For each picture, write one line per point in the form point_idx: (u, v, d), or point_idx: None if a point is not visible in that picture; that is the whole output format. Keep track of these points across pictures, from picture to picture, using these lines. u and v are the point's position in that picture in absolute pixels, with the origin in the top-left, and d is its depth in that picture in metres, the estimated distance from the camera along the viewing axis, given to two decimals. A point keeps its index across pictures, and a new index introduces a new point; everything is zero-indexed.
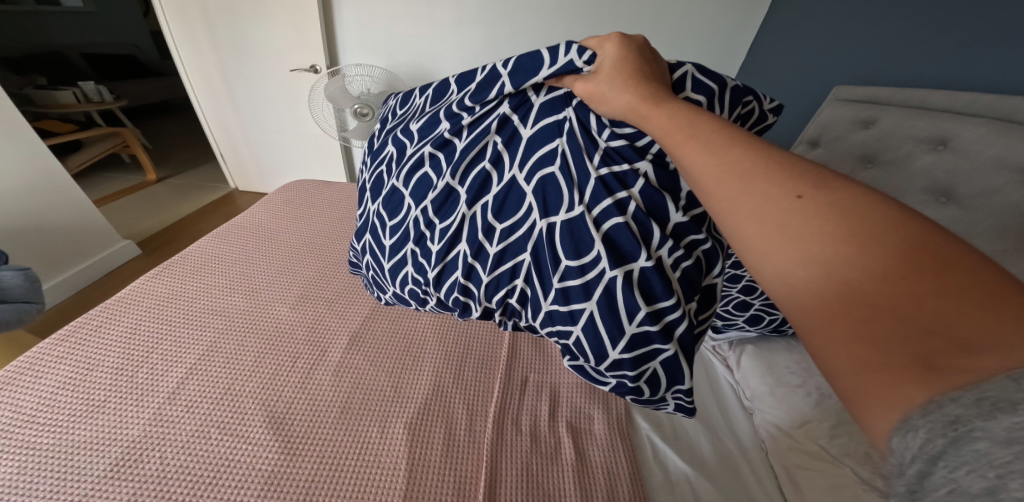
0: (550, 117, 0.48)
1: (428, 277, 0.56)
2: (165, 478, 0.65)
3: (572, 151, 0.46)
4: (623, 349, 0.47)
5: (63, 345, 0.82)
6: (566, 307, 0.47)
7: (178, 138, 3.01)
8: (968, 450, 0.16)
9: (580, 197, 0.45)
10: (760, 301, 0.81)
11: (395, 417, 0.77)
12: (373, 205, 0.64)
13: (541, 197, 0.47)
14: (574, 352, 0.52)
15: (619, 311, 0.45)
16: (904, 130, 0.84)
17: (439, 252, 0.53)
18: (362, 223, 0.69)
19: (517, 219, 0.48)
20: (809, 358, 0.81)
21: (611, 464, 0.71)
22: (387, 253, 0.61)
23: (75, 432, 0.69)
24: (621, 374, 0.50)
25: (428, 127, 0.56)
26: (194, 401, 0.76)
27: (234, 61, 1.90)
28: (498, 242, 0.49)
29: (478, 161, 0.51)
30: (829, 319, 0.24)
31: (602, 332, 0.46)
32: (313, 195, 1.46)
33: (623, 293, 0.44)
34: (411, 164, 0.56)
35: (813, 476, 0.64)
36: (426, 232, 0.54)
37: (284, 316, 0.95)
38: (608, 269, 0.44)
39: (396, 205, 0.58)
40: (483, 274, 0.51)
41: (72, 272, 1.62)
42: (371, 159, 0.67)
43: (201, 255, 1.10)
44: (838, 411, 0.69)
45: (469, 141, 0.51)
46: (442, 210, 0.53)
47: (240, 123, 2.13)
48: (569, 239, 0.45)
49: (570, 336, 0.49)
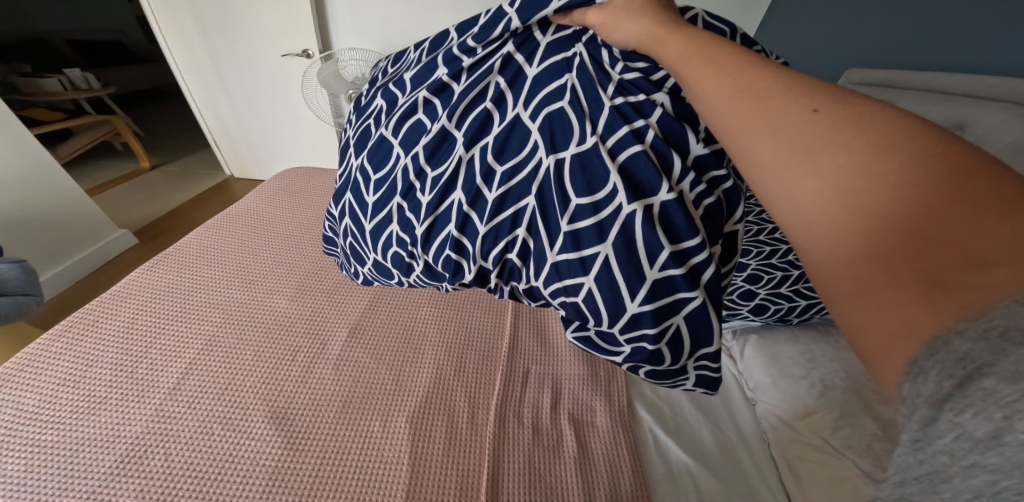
0: (557, 55, 0.45)
1: (416, 234, 0.51)
2: (171, 474, 0.65)
3: (583, 84, 0.43)
4: (643, 299, 0.41)
5: (61, 340, 0.82)
6: (575, 253, 0.42)
7: (171, 125, 2.95)
8: (972, 388, 0.15)
9: (592, 128, 0.42)
10: (766, 289, 0.79)
11: (397, 411, 0.76)
12: (358, 159, 0.60)
13: (548, 135, 0.43)
14: (582, 313, 0.45)
15: (638, 252, 0.40)
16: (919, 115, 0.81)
17: (431, 202, 0.49)
18: (342, 184, 0.64)
19: (520, 160, 0.45)
20: (814, 347, 0.79)
21: (612, 455, 0.72)
22: (370, 212, 0.57)
23: (78, 429, 0.69)
24: (638, 339, 0.43)
25: (424, 73, 0.54)
26: (196, 396, 0.76)
27: (223, 45, 1.83)
28: (499, 187, 0.45)
29: (477, 103, 0.48)
30: (845, 255, 0.22)
31: (620, 279, 0.41)
32: (308, 184, 1.42)
33: (642, 230, 0.40)
34: (403, 111, 0.53)
35: (815, 468, 0.65)
36: (416, 181, 0.51)
37: (282, 309, 0.94)
38: (625, 203, 0.40)
39: (384, 155, 0.55)
40: (479, 224, 0.46)
41: (70, 264, 1.61)
42: (358, 116, 0.64)
43: (196, 247, 1.09)
44: (841, 403, 0.67)
45: (469, 83, 0.48)
46: (434, 157, 0.49)
47: (232, 110, 2.07)
48: (580, 174, 0.41)
49: (579, 291, 0.43)
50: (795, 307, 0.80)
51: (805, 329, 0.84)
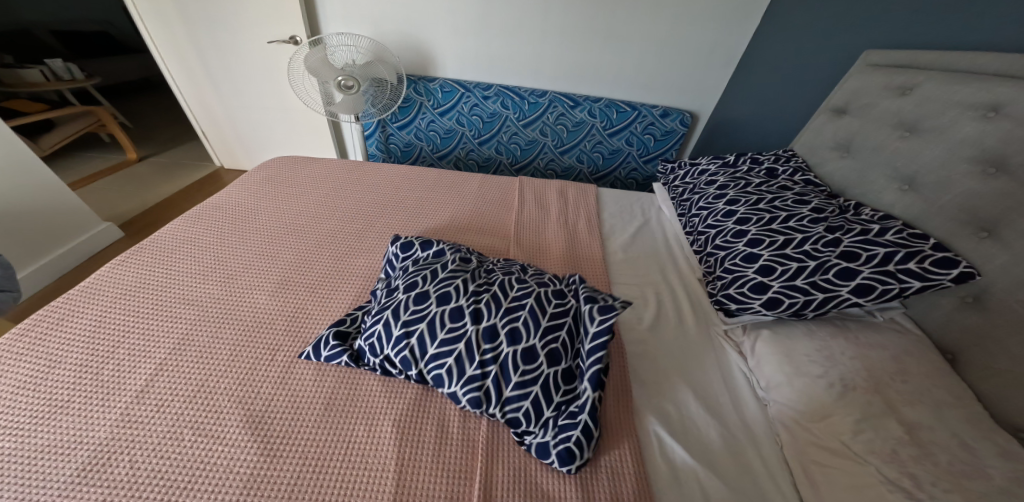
0: (529, 289, 0.78)
1: (427, 353, 0.71)
2: (136, 484, 0.60)
3: (541, 303, 0.75)
4: (555, 408, 0.67)
5: (22, 341, 0.76)
6: (519, 390, 0.66)
7: (160, 118, 2.88)
8: None
9: (543, 322, 0.72)
10: (779, 282, 0.79)
11: (383, 413, 0.71)
12: (400, 294, 0.77)
13: (516, 321, 0.72)
14: (522, 420, 0.67)
15: (551, 388, 0.67)
16: (952, 97, 0.82)
17: (444, 340, 0.70)
18: (385, 301, 0.78)
19: (502, 330, 0.71)
20: (831, 343, 0.74)
21: (612, 459, 0.67)
22: (392, 341, 0.73)
23: (36, 435, 0.64)
24: (566, 438, 0.64)
25: (453, 262, 0.85)
26: (166, 400, 0.70)
27: (205, 31, 1.77)
28: (487, 346, 0.69)
29: (486, 291, 0.77)
30: None
31: (541, 399, 0.66)
32: (295, 174, 1.36)
33: (558, 378, 0.68)
34: (439, 279, 0.78)
35: (834, 474, 0.60)
36: (436, 323, 0.72)
37: (262, 305, 0.89)
38: (553, 366, 0.68)
39: (422, 298, 0.75)
40: (468, 365, 0.69)
41: (51, 259, 1.56)
42: (409, 269, 0.84)
43: (174, 240, 1.03)
44: (863, 404, 0.63)
45: (484, 284, 0.79)
46: (452, 315, 0.72)
47: (220, 99, 2.01)
48: (530, 346, 0.69)
49: (521, 409, 0.66)
50: (813, 301, 0.75)
51: (821, 324, 0.79)
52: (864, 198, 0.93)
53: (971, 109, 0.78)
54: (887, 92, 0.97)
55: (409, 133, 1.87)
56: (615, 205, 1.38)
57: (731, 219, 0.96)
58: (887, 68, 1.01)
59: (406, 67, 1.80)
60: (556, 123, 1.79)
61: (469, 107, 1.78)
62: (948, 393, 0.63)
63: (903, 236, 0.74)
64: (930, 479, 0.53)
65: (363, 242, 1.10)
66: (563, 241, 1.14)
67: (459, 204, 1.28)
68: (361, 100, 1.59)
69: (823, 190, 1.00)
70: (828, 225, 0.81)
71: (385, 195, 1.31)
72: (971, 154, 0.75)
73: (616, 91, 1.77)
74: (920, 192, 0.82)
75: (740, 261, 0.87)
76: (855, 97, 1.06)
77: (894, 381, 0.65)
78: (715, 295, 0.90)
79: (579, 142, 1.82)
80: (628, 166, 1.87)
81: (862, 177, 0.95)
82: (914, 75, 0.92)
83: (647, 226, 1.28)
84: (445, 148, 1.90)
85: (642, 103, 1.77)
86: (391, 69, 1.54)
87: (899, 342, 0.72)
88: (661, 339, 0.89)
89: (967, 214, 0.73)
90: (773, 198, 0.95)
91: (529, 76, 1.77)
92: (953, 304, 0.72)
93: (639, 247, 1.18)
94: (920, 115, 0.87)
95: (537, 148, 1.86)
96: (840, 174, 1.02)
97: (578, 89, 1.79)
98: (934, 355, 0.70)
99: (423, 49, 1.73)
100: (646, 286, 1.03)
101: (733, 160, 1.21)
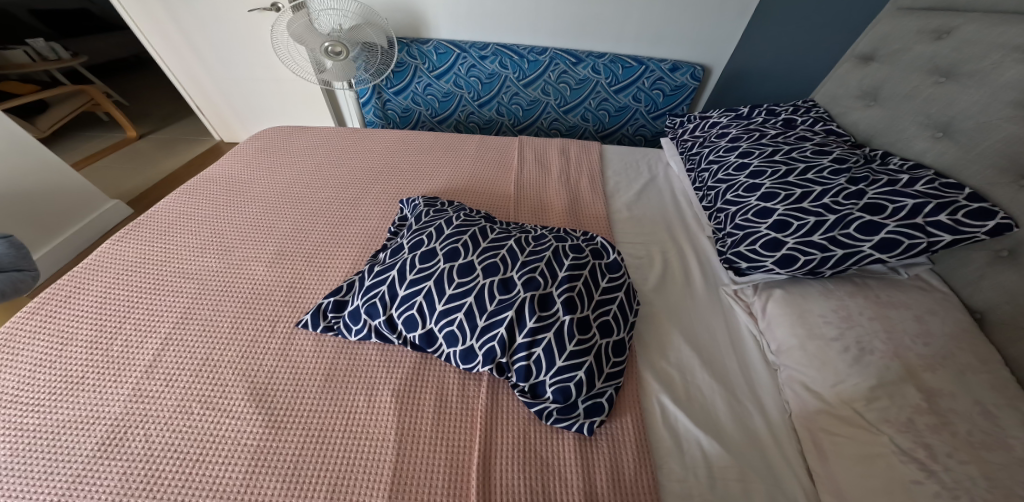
0: (542, 246, 0.78)
1: (436, 309, 0.69)
2: (153, 457, 0.61)
3: (555, 258, 0.75)
4: (568, 357, 0.64)
5: (34, 318, 0.77)
6: (531, 337, 0.65)
7: (156, 95, 2.84)
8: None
9: (555, 278, 0.71)
10: (794, 238, 0.74)
11: (382, 385, 0.70)
12: (408, 253, 0.76)
13: (528, 276, 0.70)
14: (528, 371, 0.65)
15: (564, 335, 0.65)
16: (996, 38, 0.73)
17: (454, 294, 0.69)
18: (381, 269, 0.76)
19: (512, 287, 0.69)
20: (848, 303, 0.70)
21: (612, 427, 0.66)
22: (397, 301, 0.72)
23: (57, 412, 0.65)
24: (565, 380, 0.64)
25: (466, 222, 0.83)
26: (174, 375, 0.71)
27: (183, 2, 1.69)
28: (495, 302, 0.68)
29: (496, 249, 0.75)
30: None
31: (553, 347, 0.64)
32: (287, 144, 1.33)
33: (568, 327, 0.66)
34: (451, 237, 0.77)
35: (843, 443, 0.57)
36: (444, 282, 0.70)
37: (260, 276, 0.88)
38: (564, 316, 0.66)
39: (430, 257, 0.74)
40: (480, 319, 0.67)
41: (65, 237, 1.59)
42: (414, 230, 0.84)
43: (170, 214, 1.02)
44: (880, 370, 0.59)
45: (499, 241, 0.78)
46: (463, 271, 0.71)
47: (209, 71, 1.95)
48: (539, 300, 0.67)
49: (530, 357, 0.65)
50: (831, 257, 0.70)
51: (838, 282, 0.74)
52: (892, 148, 0.86)
53: (1017, 51, 0.70)
54: (920, 36, 0.88)
55: (406, 98, 1.80)
56: (620, 163, 1.31)
57: (743, 173, 0.90)
58: (923, 10, 0.92)
59: (397, 30, 1.71)
60: (558, 81, 1.69)
61: (466, 69, 1.69)
62: (974, 357, 0.59)
63: (934, 186, 0.68)
64: (946, 449, 0.50)
65: (359, 209, 1.08)
66: (565, 202, 1.09)
67: (456, 167, 1.24)
68: (352, 67, 1.53)
69: (846, 141, 0.93)
70: (850, 177, 0.75)
71: (380, 161, 1.27)
72: (1015, 98, 0.68)
73: (621, 46, 1.66)
74: (955, 140, 0.74)
75: (752, 216, 0.82)
76: (886, 41, 0.97)
77: (915, 344, 0.61)
78: (725, 253, 0.85)
79: (583, 100, 1.73)
80: (636, 123, 1.79)
81: (890, 126, 0.87)
82: (952, 17, 0.84)
83: (653, 184, 1.22)
84: (444, 112, 1.84)
85: (649, 58, 1.65)
86: (380, 33, 1.45)
87: (923, 302, 0.68)
88: (666, 301, 0.86)
89: (1009, 162, 0.66)
90: (790, 150, 0.88)
91: (528, 32, 1.66)
92: (985, 259, 0.67)
93: (644, 205, 1.12)
94: (957, 59, 0.79)
95: (540, 108, 1.78)
96: (866, 124, 0.94)
97: (581, 46, 1.68)
98: (961, 315, 0.66)
99: (413, 9, 1.63)
100: (651, 246, 0.99)
101: (747, 112, 1.12)
